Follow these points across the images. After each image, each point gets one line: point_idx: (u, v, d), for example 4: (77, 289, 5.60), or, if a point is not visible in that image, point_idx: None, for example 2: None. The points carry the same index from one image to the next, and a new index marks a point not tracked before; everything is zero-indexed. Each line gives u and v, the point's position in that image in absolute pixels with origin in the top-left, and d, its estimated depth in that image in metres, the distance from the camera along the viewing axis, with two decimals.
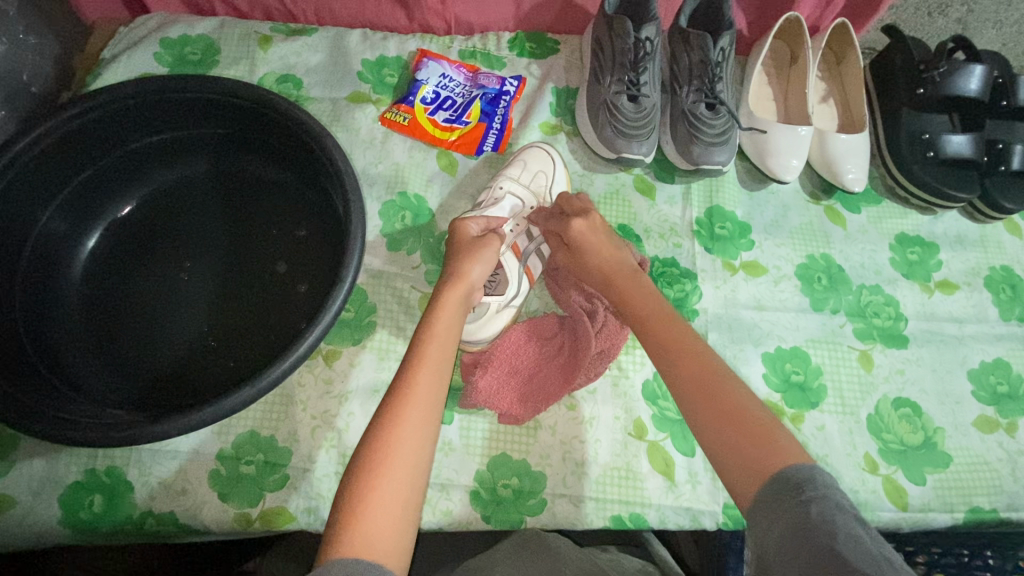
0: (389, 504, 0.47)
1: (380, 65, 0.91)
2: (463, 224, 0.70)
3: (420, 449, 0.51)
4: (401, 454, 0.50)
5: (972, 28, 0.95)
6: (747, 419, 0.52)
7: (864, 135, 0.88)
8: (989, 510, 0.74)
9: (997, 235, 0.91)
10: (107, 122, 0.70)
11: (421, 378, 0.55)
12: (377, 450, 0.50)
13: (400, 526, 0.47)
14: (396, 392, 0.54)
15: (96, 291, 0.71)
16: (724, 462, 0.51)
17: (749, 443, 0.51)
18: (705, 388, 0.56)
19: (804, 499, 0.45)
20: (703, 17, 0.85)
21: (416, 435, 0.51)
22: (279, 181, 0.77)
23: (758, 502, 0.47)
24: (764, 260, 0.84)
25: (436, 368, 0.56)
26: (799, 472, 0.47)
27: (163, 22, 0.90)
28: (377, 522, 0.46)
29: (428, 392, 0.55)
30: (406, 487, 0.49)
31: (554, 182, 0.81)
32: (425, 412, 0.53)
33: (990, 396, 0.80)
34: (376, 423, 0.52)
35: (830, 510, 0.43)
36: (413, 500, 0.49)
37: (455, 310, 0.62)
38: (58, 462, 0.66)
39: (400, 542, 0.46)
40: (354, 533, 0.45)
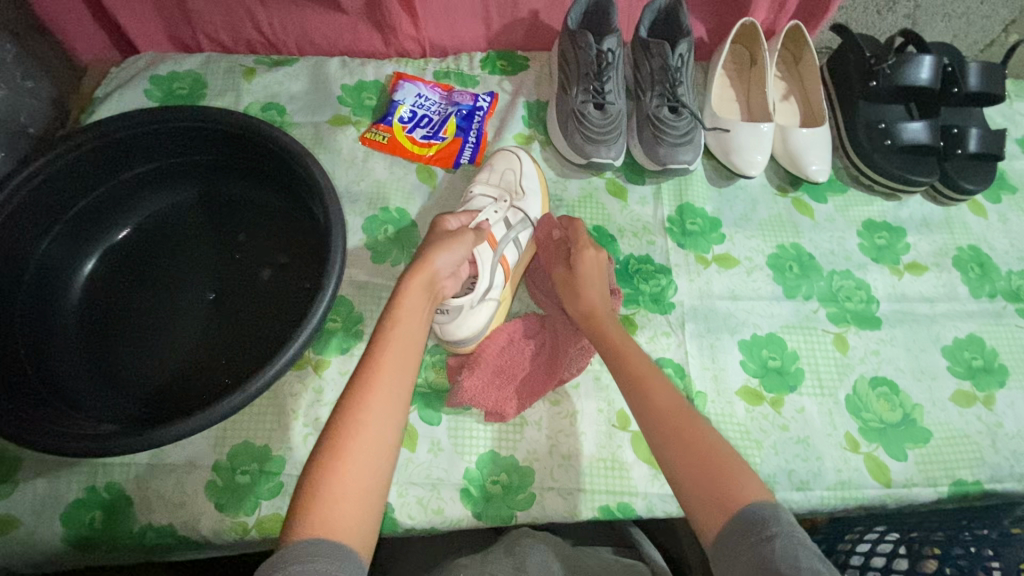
0: (353, 490, 0.50)
1: (359, 89, 0.95)
2: (442, 221, 0.72)
3: (384, 435, 0.53)
4: (364, 440, 0.52)
5: (921, 22, 0.99)
6: (713, 458, 0.53)
7: (824, 128, 0.92)
8: (972, 482, 0.76)
9: (962, 216, 0.94)
10: (100, 154, 0.74)
11: (384, 365, 0.57)
12: (340, 438, 0.52)
13: (363, 510, 0.49)
14: (358, 378, 0.56)
15: (93, 313, 0.74)
16: (693, 505, 0.51)
17: (712, 474, 0.52)
18: (675, 427, 0.56)
19: (769, 535, 0.46)
20: (662, 26, 0.90)
21: (380, 418, 0.54)
22: (265, 200, 0.80)
23: (722, 543, 0.48)
24: (736, 252, 0.87)
25: (399, 354, 0.58)
26: (761, 510, 0.48)
27: (152, 60, 0.96)
28: (339, 506, 0.48)
29: (390, 377, 0.56)
30: (370, 473, 0.51)
31: (525, 177, 0.83)
32: (388, 396, 0.55)
33: (966, 370, 0.82)
34: (339, 411, 0.54)
35: (792, 546, 0.45)
36: (378, 486, 0.51)
37: (418, 296, 0.63)
38: (59, 481, 0.68)
39: (363, 525, 0.49)
40: (317, 517, 0.47)
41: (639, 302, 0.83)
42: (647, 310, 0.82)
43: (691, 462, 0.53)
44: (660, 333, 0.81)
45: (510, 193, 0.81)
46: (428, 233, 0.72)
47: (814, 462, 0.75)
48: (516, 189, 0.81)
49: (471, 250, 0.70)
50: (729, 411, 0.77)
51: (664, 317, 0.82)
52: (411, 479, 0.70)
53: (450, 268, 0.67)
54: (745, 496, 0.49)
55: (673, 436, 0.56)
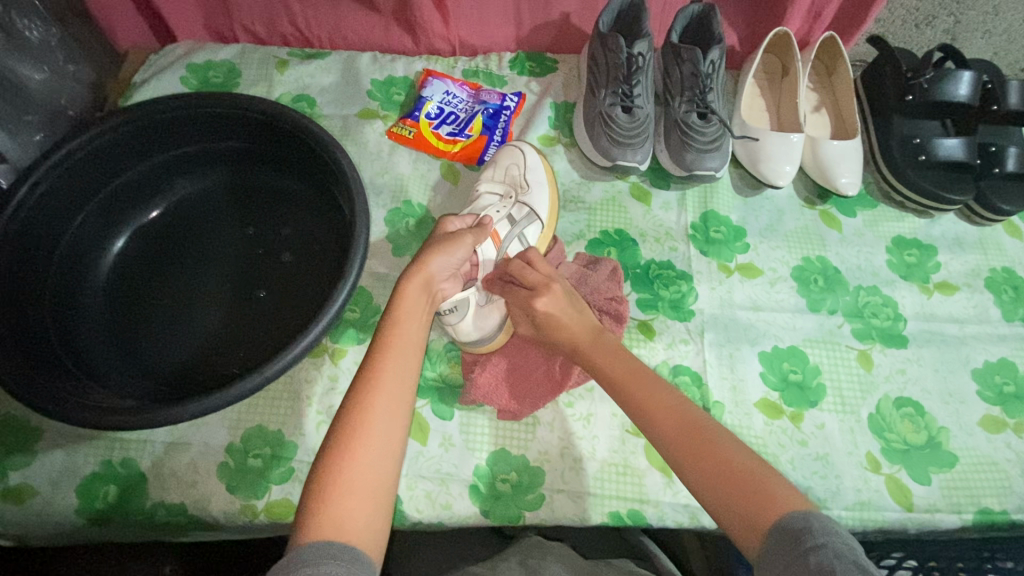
0: (361, 489, 0.50)
1: (388, 84, 0.96)
2: (445, 224, 0.72)
3: (392, 433, 0.53)
4: (371, 439, 0.52)
5: (961, 38, 0.97)
6: (736, 470, 0.52)
7: (856, 141, 0.90)
8: (999, 511, 0.73)
9: (997, 237, 0.91)
10: (136, 135, 0.76)
11: (390, 364, 0.57)
12: (346, 440, 0.52)
13: (373, 509, 0.49)
14: (359, 385, 0.56)
15: (120, 291, 0.75)
16: (728, 521, 0.50)
17: (736, 487, 0.50)
18: (694, 440, 0.55)
19: (806, 549, 0.44)
20: (694, 32, 0.89)
21: (385, 421, 0.54)
22: (292, 189, 0.81)
23: (764, 562, 0.46)
24: (760, 263, 0.86)
25: (401, 358, 0.58)
26: (797, 521, 0.46)
27: (189, 49, 0.98)
28: (348, 506, 0.48)
29: (392, 383, 0.56)
30: (378, 474, 0.51)
31: (532, 174, 0.82)
32: (392, 401, 0.55)
33: (996, 395, 0.79)
34: (347, 409, 0.54)
35: (832, 559, 0.42)
36: (385, 486, 0.51)
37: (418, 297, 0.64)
38: (76, 454, 0.69)
39: (372, 525, 0.49)
40: (325, 516, 0.47)
41: (658, 308, 0.82)
42: (666, 316, 0.81)
43: (710, 477, 0.52)
44: (678, 340, 0.80)
45: (515, 190, 0.80)
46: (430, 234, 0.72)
47: (833, 480, 0.73)
48: (521, 183, 0.81)
49: (468, 252, 0.69)
50: (747, 423, 0.75)
51: (683, 324, 0.81)
52: (421, 472, 0.70)
53: (450, 270, 0.67)
54: (776, 509, 0.48)
55: (694, 457, 0.54)
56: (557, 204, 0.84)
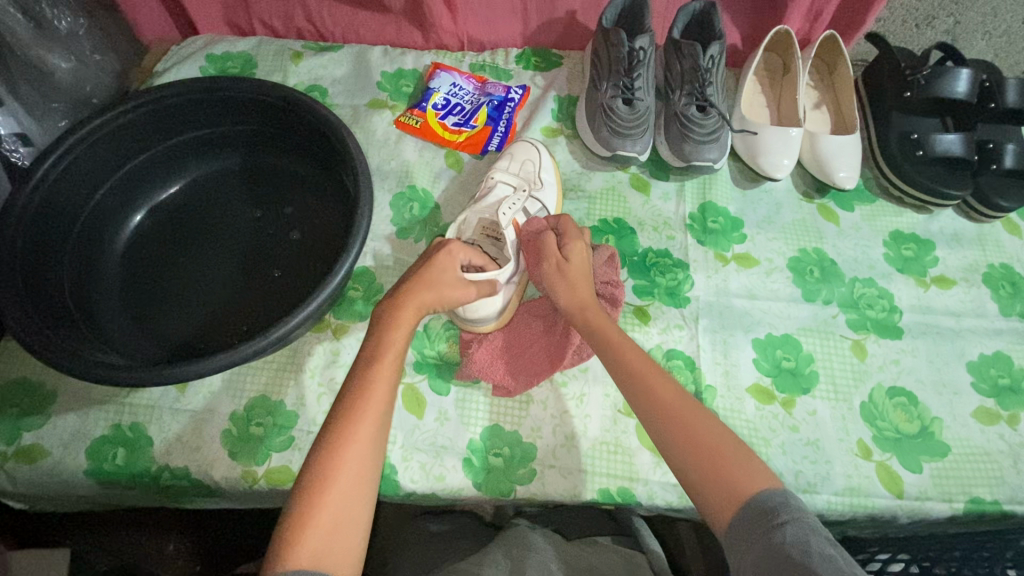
0: (339, 518, 0.51)
1: (398, 77, 1.00)
2: (451, 255, 0.68)
3: (370, 463, 0.54)
4: (350, 470, 0.53)
5: (962, 38, 0.98)
6: (720, 447, 0.55)
7: (855, 137, 0.91)
8: (991, 502, 0.73)
9: (995, 233, 0.92)
10: (156, 117, 0.79)
11: (370, 392, 0.57)
12: (326, 467, 0.53)
13: (350, 538, 0.52)
14: (343, 410, 0.56)
15: (135, 264, 0.79)
16: (701, 492, 0.54)
17: (719, 463, 0.54)
18: (676, 414, 0.58)
19: (780, 522, 0.49)
20: (695, 28, 0.91)
21: (365, 449, 0.55)
22: (301, 172, 0.85)
23: (733, 532, 0.51)
24: (757, 253, 0.87)
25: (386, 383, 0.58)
26: (772, 498, 0.51)
27: (209, 40, 1.02)
28: (326, 533, 0.50)
29: (376, 409, 0.57)
30: (357, 503, 0.53)
31: (544, 168, 0.85)
32: (374, 428, 0.56)
33: (991, 388, 0.80)
34: (325, 438, 0.55)
35: (803, 533, 0.48)
36: (363, 513, 0.53)
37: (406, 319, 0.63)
38: (88, 417, 0.72)
39: (350, 551, 0.51)
40: (304, 546, 0.49)
41: (654, 294, 0.83)
42: (662, 303, 0.83)
43: (694, 450, 0.55)
44: (673, 326, 0.81)
45: (529, 184, 0.82)
46: (435, 258, 0.67)
47: (823, 466, 0.73)
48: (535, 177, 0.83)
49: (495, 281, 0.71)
50: (739, 408, 0.76)
51: (678, 310, 0.82)
52: (417, 445, 0.72)
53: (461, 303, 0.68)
54: (754, 486, 0.52)
55: (674, 426, 0.57)
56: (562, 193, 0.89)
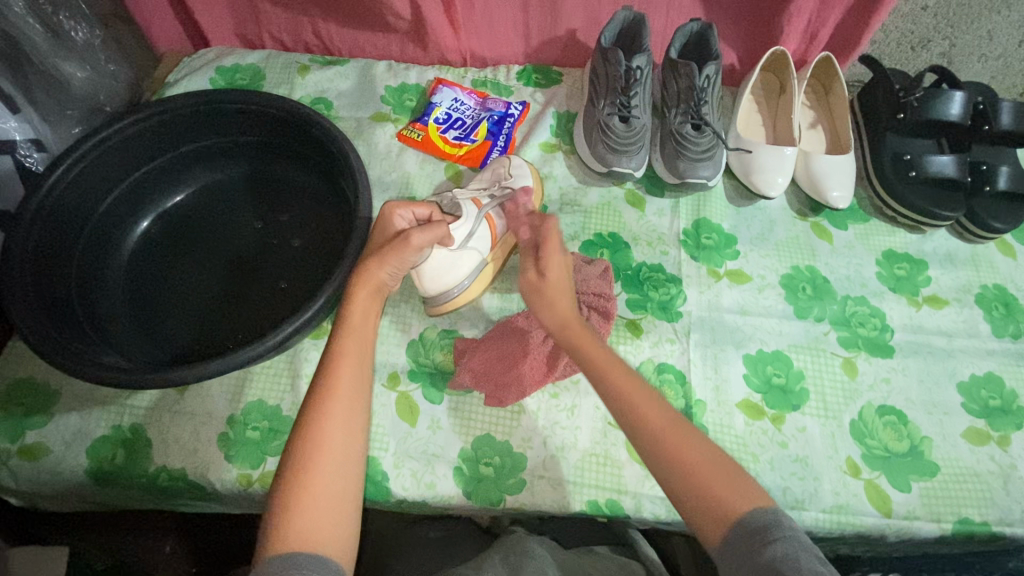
0: (324, 499, 0.54)
1: (401, 91, 1.02)
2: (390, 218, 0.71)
3: (347, 442, 0.57)
4: (328, 453, 0.56)
5: (957, 61, 1.00)
6: (709, 467, 0.55)
7: (849, 157, 0.93)
8: (980, 523, 0.73)
9: (989, 254, 0.92)
10: (164, 127, 0.82)
11: (339, 379, 0.60)
12: (306, 452, 0.56)
13: (339, 518, 0.54)
14: (315, 395, 0.59)
15: (139, 269, 0.81)
16: (691, 512, 0.54)
17: (709, 482, 0.54)
18: (670, 434, 0.57)
19: (772, 540, 0.50)
20: (692, 49, 0.93)
21: (342, 429, 0.58)
22: (303, 181, 0.87)
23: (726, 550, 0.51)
24: (749, 269, 0.88)
25: (356, 365, 0.61)
26: (762, 517, 0.51)
27: (219, 53, 1.05)
28: (314, 517, 0.53)
29: (347, 391, 0.60)
30: (339, 482, 0.56)
31: (513, 166, 0.87)
32: (347, 408, 0.59)
33: (982, 409, 0.80)
34: (302, 427, 0.57)
35: (794, 550, 0.48)
36: (349, 492, 0.56)
37: (367, 305, 0.66)
38: (89, 418, 0.74)
39: (340, 531, 0.54)
40: (292, 529, 0.52)
41: (647, 308, 0.84)
42: (654, 317, 0.84)
43: (681, 472, 0.55)
44: (664, 340, 0.82)
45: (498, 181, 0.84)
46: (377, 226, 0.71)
47: (811, 483, 0.74)
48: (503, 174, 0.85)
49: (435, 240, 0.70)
50: (728, 422, 0.77)
51: (670, 325, 0.83)
52: (409, 452, 0.73)
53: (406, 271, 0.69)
54: (742, 505, 0.53)
55: (667, 448, 0.57)
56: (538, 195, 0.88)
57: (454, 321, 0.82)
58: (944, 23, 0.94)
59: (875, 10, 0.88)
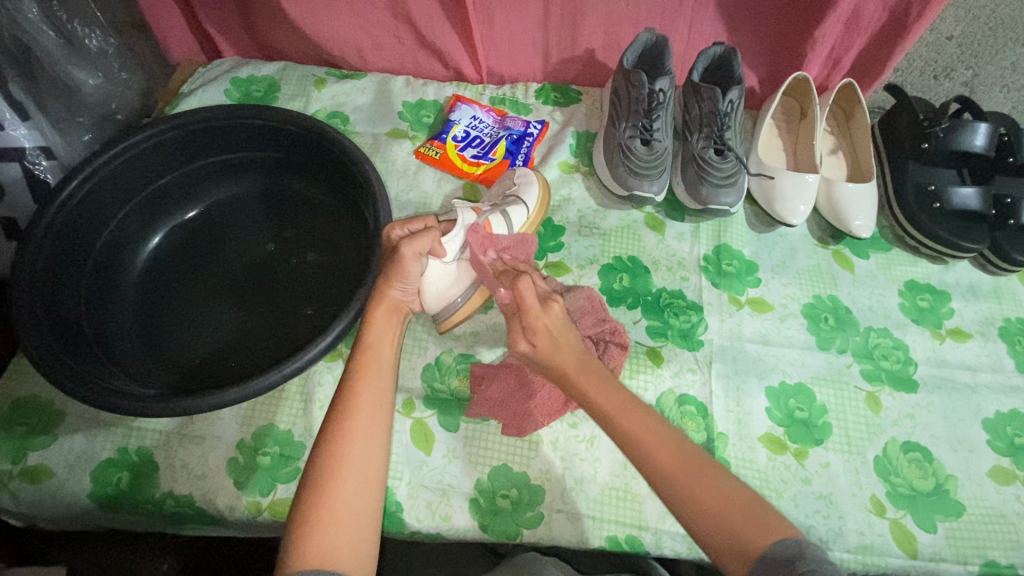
0: (345, 517, 0.52)
1: (419, 107, 1.01)
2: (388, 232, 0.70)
3: (370, 458, 0.56)
4: (351, 468, 0.55)
5: (979, 90, 0.99)
6: (729, 502, 0.52)
7: (871, 185, 0.92)
8: (1006, 566, 0.71)
9: (1012, 287, 0.91)
10: (179, 141, 0.81)
11: (363, 394, 0.60)
12: (327, 464, 0.54)
13: (359, 539, 0.52)
14: (337, 408, 0.59)
15: (150, 285, 0.79)
16: (713, 538, 0.51)
17: (735, 515, 0.51)
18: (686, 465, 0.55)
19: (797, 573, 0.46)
20: (715, 72, 0.92)
21: (364, 443, 0.56)
22: (319, 199, 0.85)
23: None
24: (771, 298, 0.87)
25: (376, 380, 0.61)
26: (789, 549, 0.48)
27: (234, 64, 1.04)
28: (333, 533, 0.51)
29: (369, 406, 0.59)
30: (360, 498, 0.54)
31: (518, 174, 0.87)
32: (369, 424, 0.58)
33: (1007, 447, 0.78)
34: (324, 439, 0.56)
35: None
36: (368, 510, 0.54)
37: (385, 325, 0.67)
38: (94, 440, 0.72)
39: (358, 551, 0.51)
40: (309, 545, 0.50)
41: (667, 336, 0.83)
42: (675, 345, 0.82)
43: (708, 507, 0.52)
44: (685, 369, 0.80)
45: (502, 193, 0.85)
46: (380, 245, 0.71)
47: (836, 521, 0.72)
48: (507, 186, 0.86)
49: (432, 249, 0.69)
50: (750, 457, 0.75)
51: (691, 354, 0.82)
52: (424, 482, 0.72)
53: (413, 286, 0.70)
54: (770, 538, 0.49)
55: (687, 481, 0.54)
56: (547, 203, 0.88)
57: (471, 346, 0.80)
58: (967, 53, 0.93)
59: (901, 38, 0.87)
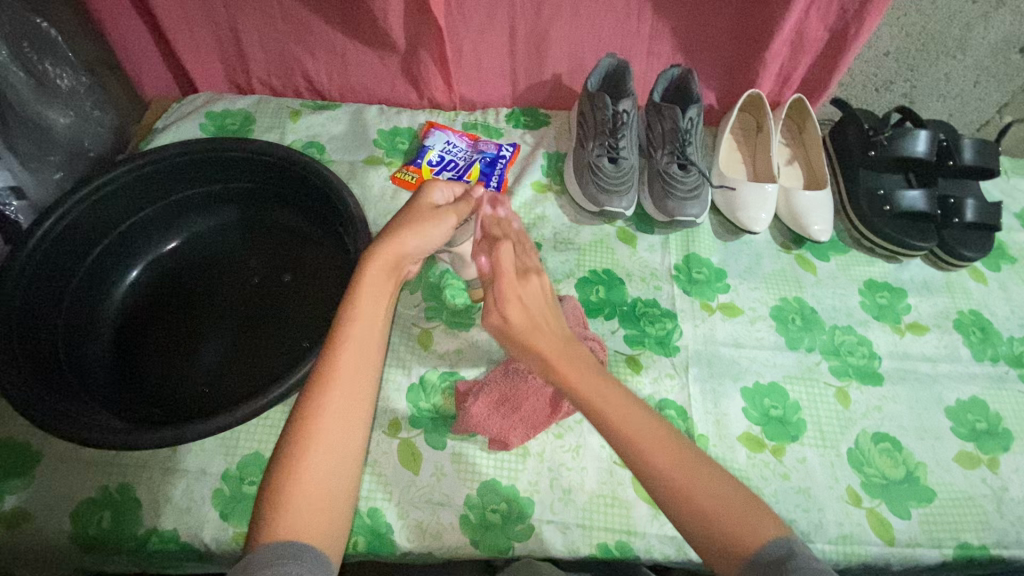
0: (316, 494, 0.52)
1: (393, 134, 1.04)
2: (427, 189, 0.69)
3: (350, 430, 0.55)
4: (327, 442, 0.53)
5: (918, 100, 1.07)
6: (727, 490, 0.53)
7: (826, 192, 0.97)
8: (979, 546, 0.74)
9: (962, 281, 0.97)
10: (157, 176, 0.82)
11: (340, 370, 0.56)
12: (303, 436, 0.53)
13: (327, 518, 0.52)
14: (321, 374, 0.56)
15: (128, 319, 0.79)
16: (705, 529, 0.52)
17: (731, 508, 0.52)
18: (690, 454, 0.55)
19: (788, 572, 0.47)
20: (674, 93, 0.98)
21: (343, 414, 0.55)
22: (298, 226, 0.87)
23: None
24: (740, 302, 0.91)
25: (362, 345, 0.58)
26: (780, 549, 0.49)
27: (209, 99, 1.06)
28: (302, 511, 0.51)
29: (352, 376, 0.57)
30: (334, 474, 0.53)
31: None
32: (350, 393, 0.56)
33: (970, 432, 0.82)
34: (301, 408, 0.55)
35: None
36: (342, 486, 0.54)
37: (382, 279, 0.62)
38: (74, 479, 0.70)
39: (329, 528, 0.52)
40: (283, 522, 0.49)
41: (644, 344, 0.85)
42: (652, 351, 0.85)
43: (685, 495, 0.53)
44: (664, 374, 0.83)
45: None
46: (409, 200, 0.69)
47: (815, 513, 0.74)
48: None
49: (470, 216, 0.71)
50: (731, 457, 0.78)
51: (668, 359, 0.84)
52: (413, 501, 0.72)
53: (424, 249, 0.67)
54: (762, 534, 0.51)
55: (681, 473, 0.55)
56: None
57: (454, 363, 0.82)
58: (904, 67, 1.01)
59: (842, 55, 0.94)
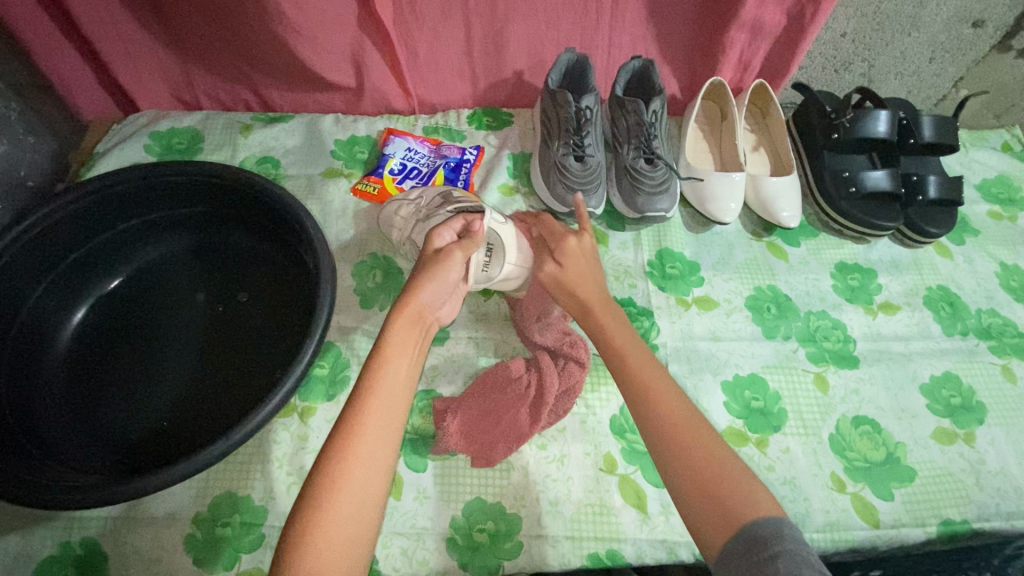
0: (339, 536, 0.50)
1: (352, 143, 1.00)
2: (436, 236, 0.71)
3: (377, 469, 0.54)
4: (353, 478, 0.52)
5: (876, 80, 1.08)
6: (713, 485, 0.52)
7: (793, 177, 0.97)
8: (960, 521, 0.75)
9: (929, 257, 0.98)
10: (97, 207, 0.77)
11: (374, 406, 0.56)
12: (331, 472, 0.52)
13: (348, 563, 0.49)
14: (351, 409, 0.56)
15: (79, 364, 0.75)
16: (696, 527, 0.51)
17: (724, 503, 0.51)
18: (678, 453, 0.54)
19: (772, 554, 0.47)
20: (637, 85, 0.96)
21: (375, 452, 0.54)
22: (254, 250, 0.83)
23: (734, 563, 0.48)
24: (715, 294, 0.90)
25: (393, 383, 0.58)
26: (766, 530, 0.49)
27: (152, 117, 1.00)
28: (324, 554, 0.49)
29: (384, 411, 0.56)
30: (356, 515, 0.51)
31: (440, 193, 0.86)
32: (381, 431, 0.55)
33: (945, 408, 0.84)
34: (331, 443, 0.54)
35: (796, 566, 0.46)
36: (366, 529, 0.52)
37: (408, 329, 0.63)
38: (32, 537, 0.66)
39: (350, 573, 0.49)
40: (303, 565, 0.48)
41: None
42: None
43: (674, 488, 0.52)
44: None
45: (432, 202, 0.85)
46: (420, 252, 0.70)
47: (802, 503, 0.75)
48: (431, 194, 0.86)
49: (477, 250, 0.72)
50: None
51: None
52: (396, 529, 0.69)
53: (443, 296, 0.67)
54: (750, 529, 0.49)
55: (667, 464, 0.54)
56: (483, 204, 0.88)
57: (431, 380, 0.79)
58: (861, 47, 1.01)
59: (800, 41, 0.93)
